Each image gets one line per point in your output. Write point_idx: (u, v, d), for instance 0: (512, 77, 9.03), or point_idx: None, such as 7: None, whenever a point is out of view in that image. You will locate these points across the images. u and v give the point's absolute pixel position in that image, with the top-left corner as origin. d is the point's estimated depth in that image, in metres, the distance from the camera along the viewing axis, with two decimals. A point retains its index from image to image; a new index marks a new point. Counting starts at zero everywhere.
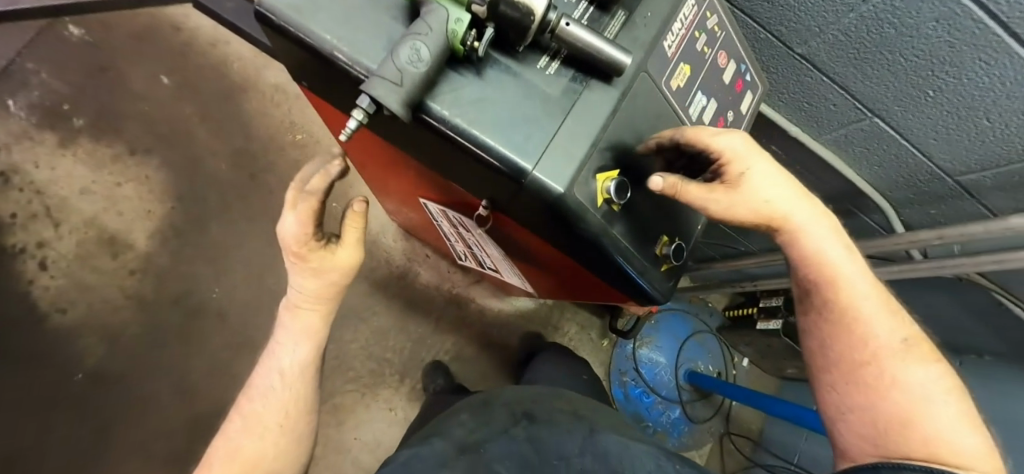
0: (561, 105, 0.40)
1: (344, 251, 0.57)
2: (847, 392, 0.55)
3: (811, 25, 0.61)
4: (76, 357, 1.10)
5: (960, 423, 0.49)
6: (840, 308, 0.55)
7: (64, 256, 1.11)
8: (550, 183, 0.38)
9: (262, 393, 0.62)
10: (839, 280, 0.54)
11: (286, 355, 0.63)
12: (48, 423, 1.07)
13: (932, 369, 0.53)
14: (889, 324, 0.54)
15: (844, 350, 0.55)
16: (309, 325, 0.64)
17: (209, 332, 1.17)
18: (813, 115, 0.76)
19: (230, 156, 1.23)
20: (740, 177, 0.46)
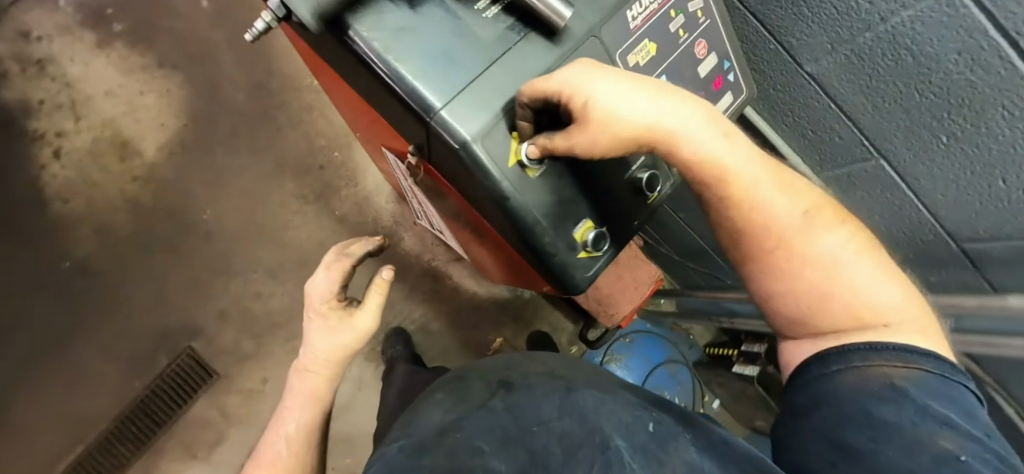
0: (490, 52, 0.39)
1: (362, 315, 0.77)
2: (767, 282, 0.48)
3: (823, 43, 0.56)
4: (67, 246, 1.15)
5: (871, 276, 0.46)
6: (739, 206, 0.46)
7: (78, 150, 1.17)
8: (456, 126, 0.37)
9: (268, 455, 0.67)
10: (728, 179, 0.44)
11: (294, 417, 0.72)
12: (31, 300, 1.13)
13: (841, 232, 0.47)
14: (786, 199, 0.47)
15: (750, 246, 0.47)
16: (315, 382, 0.75)
17: (190, 249, 1.20)
18: (818, 146, 0.69)
19: (247, 87, 1.24)
20: (587, 109, 0.35)
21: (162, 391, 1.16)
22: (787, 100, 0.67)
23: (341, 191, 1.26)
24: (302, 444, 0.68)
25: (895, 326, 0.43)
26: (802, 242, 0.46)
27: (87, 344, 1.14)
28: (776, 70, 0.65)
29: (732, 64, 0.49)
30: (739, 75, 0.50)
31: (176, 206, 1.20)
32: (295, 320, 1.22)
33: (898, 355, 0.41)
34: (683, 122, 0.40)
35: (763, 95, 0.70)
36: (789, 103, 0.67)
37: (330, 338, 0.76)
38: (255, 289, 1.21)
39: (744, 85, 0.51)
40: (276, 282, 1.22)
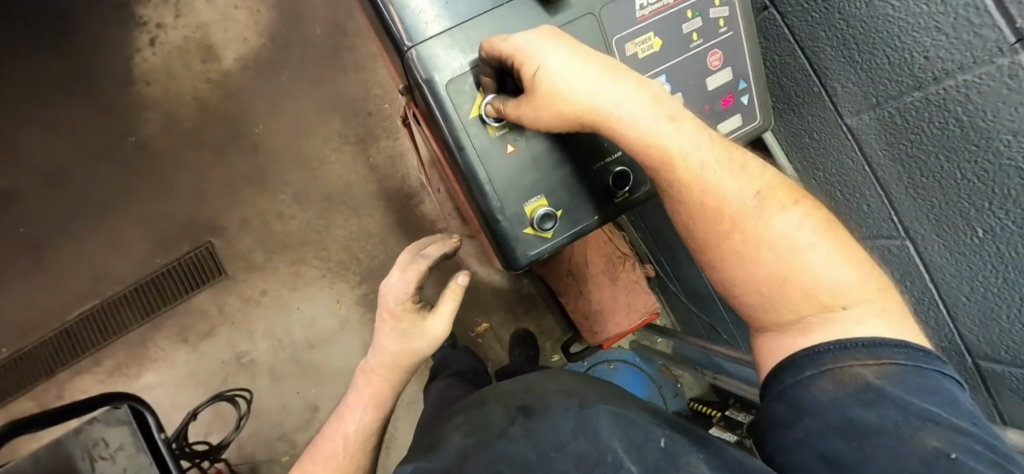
0: (482, 6, 0.42)
1: (436, 320, 0.67)
2: (723, 275, 0.44)
3: (868, 95, 0.50)
4: (137, 124, 1.28)
5: (832, 258, 0.41)
6: (688, 186, 0.42)
7: (170, 43, 1.29)
8: (428, 63, 0.41)
9: (322, 456, 0.62)
10: (675, 156, 0.42)
11: (353, 416, 0.65)
12: (94, 161, 1.26)
13: (796, 210, 0.42)
14: (735, 175, 0.43)
15: (702, 232, 0.43)
16: (382, 384, 0.67)
17: (234, 156, 1.28)
18: (845, 208, 0.63)
19: (326, 24, 1.31)
20: (533, 76, 0.37)
21: (174, 275, 1.24)
22: (822, 152, 0.61)
23: (381, 141, 1.30)
24: (357, 447, 0.63)
25: (855, 309, 0.39)
26: (759, 220, 0.41)
27: (127, 214, 1.26)
28: (815, 116, 0.59)
29: (750, 86, 0.47)
30: (755, 99, 0.47)
31: (234, 114, 1.29)
32: (304, 247, 1.28)
33: (869, 350, 0.37)
34: (627, 87, 0.40)
35: (799, 141, 0.65)
36: (823, 155, 0.61)
37: (403, 341, 0.67)
38: (279, 209, 1.28)
39: (761, 112, 0.48)
40: (299, 208, 1.28)
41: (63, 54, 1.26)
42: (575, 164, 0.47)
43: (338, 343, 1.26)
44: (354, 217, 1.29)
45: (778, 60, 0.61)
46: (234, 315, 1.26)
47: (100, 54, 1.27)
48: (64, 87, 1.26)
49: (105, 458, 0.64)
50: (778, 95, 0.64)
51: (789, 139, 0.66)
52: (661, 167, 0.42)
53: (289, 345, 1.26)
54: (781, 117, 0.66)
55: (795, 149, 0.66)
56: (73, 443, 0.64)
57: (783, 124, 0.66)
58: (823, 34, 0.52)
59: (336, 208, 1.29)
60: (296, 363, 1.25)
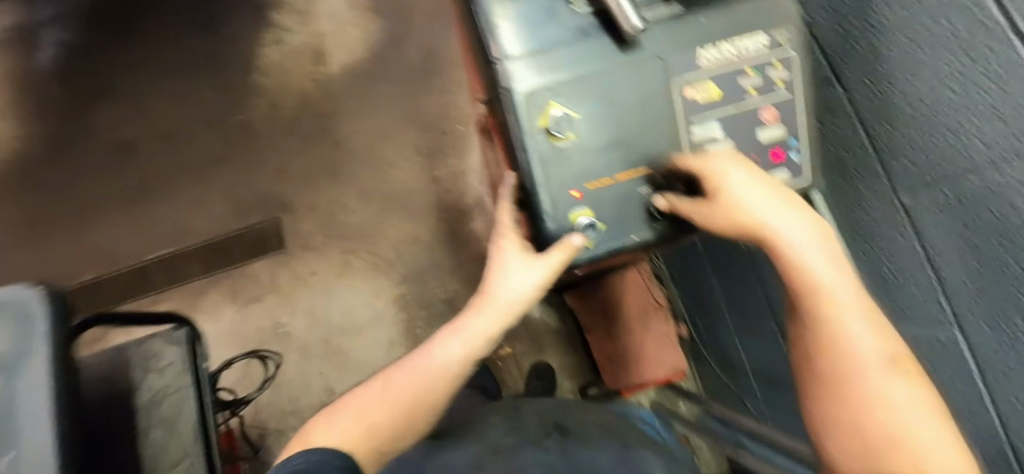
0: (567, 35, 0.46)
1: (540, 266, 0.49)
2: (827, 409, 0.40)
3: (923, 178, 0.48)
4: (246, 106, 1.46)
5: (939, 436, 0.35)
6: (811, 316, 0.41)
7: (291, 45, 1.49)
8: (508, 75, 0.45)
9: (400, 379, 0.48)
10: (816, 285, 0.40)
11: (444, 345, 0.50)
12: (205, 131, 1.45)
13: (915, 389, 0.37)
14: (870, 328, 0.40)
15: (820, 367, 0.40)
16: (487, 320, 0.50)
17: (318, 147, 1.42)
18: (895, 288, 0.58)
19: (423, 49, 1.46)
20: (716, 191, 0.42)
21: (242, 240, 1.37)
22: (875, 230, 0.58)
23: (448, 158, 1.40)
24: (439, 391, 0.47)
25: None
26: (810, 281, 0.41)
27: (218, 179, 1.41)
28: (870, 192, 0.57)
29: (800, 143, 0.49)
30: (804, 157, 0.50)
31: (327, 111, 1.45)
32: (359, 240, 1.37)
33: None
34: (788, 218, 0.42)
35: (851, 216, 0.62)
36: (875, 234, 0.58)
37: (520, 276, 0.50)
38: (345, 201, 1.39)
39: (809, 170, 0.50)
40: (362, 203, 1.39)
41: (207, 40, 1.49)
42: (625, 184, 0.48)
43: (367, 335, 1.32)
44: (409, 221, 1.37)
45: (838, 131, 0.59)
46: (282, 288, 1.35)
47: (234, 44, 1.49)
48: (199, 66, 1.49)
49: (154, 370, 0.66)
50: (835, 166, 0.63)
51: (841, 213, 0.64)
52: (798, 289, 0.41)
53: (323, 327, 1.32)
54: (836, 189, 0.63)
55: (846, 224, 0.63)
56: (132, 349, 0.67)
57: (837, 196, 0.64)
58: (882, 112, 0.51)
59: (395, 210, 1.38)
60: (325, 345, 1.31)
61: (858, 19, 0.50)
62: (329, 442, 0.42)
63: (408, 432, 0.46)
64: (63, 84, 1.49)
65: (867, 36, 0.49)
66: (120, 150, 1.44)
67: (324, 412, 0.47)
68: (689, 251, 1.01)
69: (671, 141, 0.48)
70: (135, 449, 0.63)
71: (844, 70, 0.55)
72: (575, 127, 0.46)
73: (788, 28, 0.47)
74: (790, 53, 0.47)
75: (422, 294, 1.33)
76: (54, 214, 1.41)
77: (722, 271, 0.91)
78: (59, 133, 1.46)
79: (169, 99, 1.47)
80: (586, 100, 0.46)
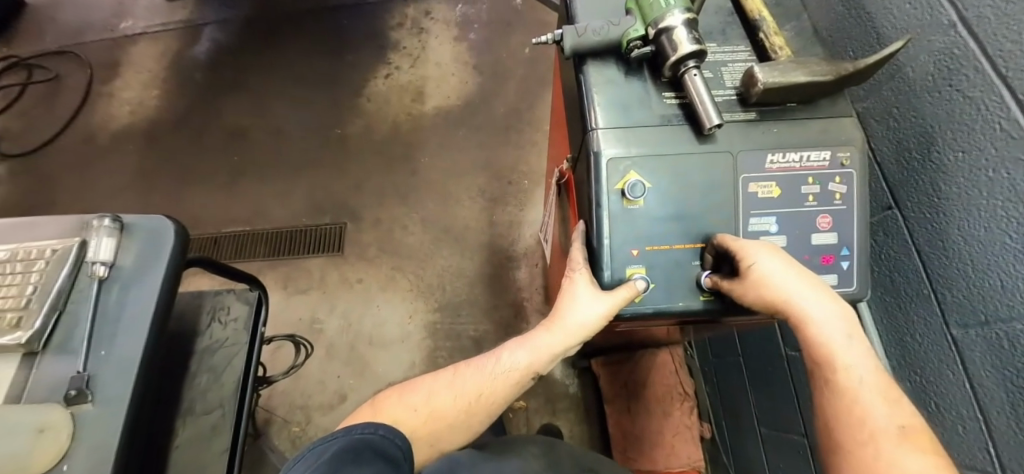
0: (654, 119, 0.53)
1: (590, 308, 0.51)
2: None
3: (976, 313, 0.49)
4: (346, 123, 1.65)
5: None
6: (834, 387, 0.44)
7: (398, 81, 1.70)
8: (599, 141, 0.52)
9: (465, 376, 0.55)
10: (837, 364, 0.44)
11: (509, 354, 0.55)
12: (307, 136, 1.64)
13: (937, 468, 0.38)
14: (891, 403, 0.42)
15: (839, 435, 0.43)
16: (552, 341, 0.53)
17: (397, 171, 1.56)
18: (941, 424, 0.56)
19: (509, 108, 1.62)
20: (748, 270, 0.46)
21: (308, 235, 1.50)
22: (925, 358, 0.59)
23: (509, 206, 1.48)
24: (496, 395, 0.54)
25: None
26: (835, 354, 0.44)
27: (304, 178, 1.57)
28: (922, 320, 0.58)
29: (852, 254, 0.53)
30: (855, 268, 0.53)
31: (412, 141, 1.60)
32: (408, 260, 1.44)
33: None
34: (817, 302, 0.45)
35: (902, 340, 0.62)
36: (924, 362, 0.59)
37: (586, 306, 0.51)
38: (406, 222, 1.49)
39: (859, 281, 0.53)
40: (421, 228, 1.47)
41: (331, 65, 1.76)
42: (681, 252, 0.53)
43: (391, 352, 1.33)
44: (459, 254, 1.43)
45: (894, 256, 0.62)
46: (329, 287, 1.43)
47: (352, 72, 1.73)
48: (319, 83, 1.73)
49: (221, 320, 0.75)
50: (888, 289, 0.64)
51: (891, 335, 0.64)
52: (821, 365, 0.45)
53: (354, 333, 1.36)
54: (888, 311, 0.65)
55: (895, 347, 0.64)
56: (209, 298, 0.77)
57: (888, 319, 0.65)
58: (941, 245, 0.54)
59: (448, 241, 1.45)
60: (351, 351, 1.34)
61: (921, 157, 0.54)
62: (399, 419, 0.52)
63: (466, 425, 0.53)
64: (210, 76, 1.78)
65: (929, 174, 0.53)
66: (234, 136, 1.67)
67: (399, 388, 0.56)
68: (727, 345, 1.00)
69: (729, 225, 0.53)
70: (185, 386, 0.70)
71: (905, 201, 0.58)
72: (646, 195, 0.52)
73: (851, 150, 0.52)
74: (850, 171, 0.52)
75: (453, 326, 1.35)
76: (165, 176, 1.62)
77: (755, 372, 0.90)
78: (193, 112, 1.72)
79: (286, 105, 1.70)
80: (659, 173, 0.52)
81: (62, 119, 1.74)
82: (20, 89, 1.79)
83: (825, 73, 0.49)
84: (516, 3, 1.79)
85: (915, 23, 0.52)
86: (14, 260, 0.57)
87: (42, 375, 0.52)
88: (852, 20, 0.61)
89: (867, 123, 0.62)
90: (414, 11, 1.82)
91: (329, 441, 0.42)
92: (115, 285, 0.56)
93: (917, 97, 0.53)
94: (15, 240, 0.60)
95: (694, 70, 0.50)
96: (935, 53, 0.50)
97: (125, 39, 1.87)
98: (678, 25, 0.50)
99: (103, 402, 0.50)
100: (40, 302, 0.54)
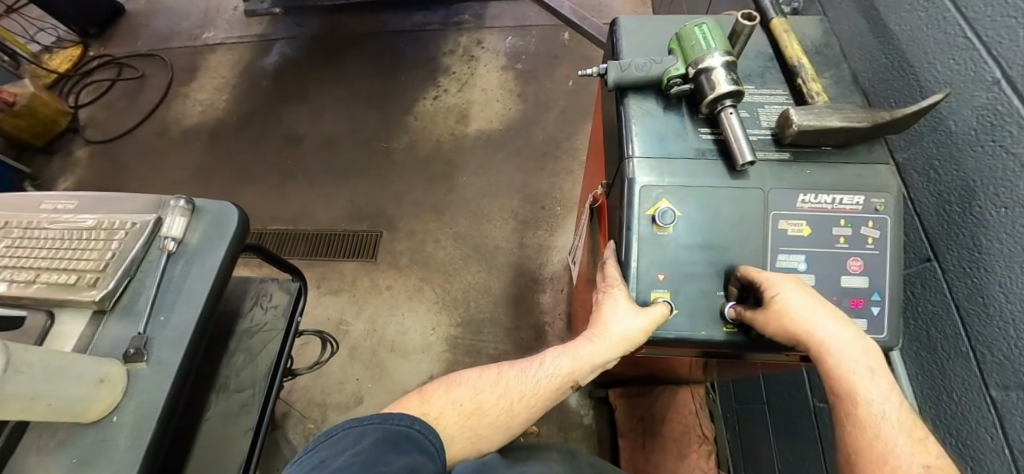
0: (689, 152, 0.56)
1: (632, 320, 0.52)
2: None
3: (1018, 374, 0.47)
4: (393, 137, 1.74)
5: None
6: (855, 419, 0.44)
7: (445, 103, 1.79)
8: (633, 168, 0.55)
9: (507, 377, 0.57)
10: (858, 396, 0.44)
11: (552, 361, 0.56)
12: (355, 148, 1.74)
13: None
14: (916, 445, 0.41)
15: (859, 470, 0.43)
16: (593, 352, 0.54)
17: (435, 187, 1.63)
18: None
19: (548, 136, 1.67)
20: (771, 300, 0.48)
21: (345, 240, 1.56)
22: (961, 421, 0.54)
23: (540, 230, 1.51)
24: (537, 399, 0.55)
25: None
26: (856, 388, 0.44)
27: (348, 186, 1.66)
28: (961, 380, 0.55)
29: (883, 300, 0.52)
30: (886, 315, 0.52)
31: (453, 160, 1.67)
32: (437, 274, 1.48)
33: None
34: (838, 336, 0.46)
35: (936, 400, 0.58)
36: (959, 424, 0.55)
37: (626, 321, 0.52)
38: (439, 237, 1.53)
39: (890, 328, 0.52)
40: (453, 243, 1.52)
41: (384, 83, 1.87)
42: (707, 281, 0.54)
43: (411, 361, 1.36)
44: (486, 273, 1.46)
45: (930, 310, 0.59)
46: (359, 290, 1.48)
47: (403, 92, 1.84)
48: (372, 99, 1.84)
49: (263, 305, 0.82)
50: (923, 344, 0.61)
51: (925, 395, 0.60)
52: (843, 396, 0.45)
53: (377, 338, 1.40)
54: (922, 368, 0.61)
55: (930, 408, 0.59)
56: (255, 284, 0.84)
57: (922, 376, 0.61)
58: (981, 301, 0.51)
59: (478, 259, 1.49)
60: (372, 355, 1.38)
61: (963, 210, 0.53)
62: (444, 411, 0.54)
63: (507, 426, 0.55)
64: (275, 85, 1.92)
65: (970, 227, 0.52)
66: (289, 141, 1.78)
67: (443, 381, 0.58)
68: (753, 391, 0.97)
69: (757, 260, 0.54)
70: (224, 362, 0.76)
71: (946, 254, 0.56)
72: (676, 223, 0.54)
73: (886, 196, 0.52)
74: (883, 217, 0.52)
75: (473, 342, 1.37)
76: (223, 172, 1.74)
77: (779, 419, 0.88)
78: (256, 117, 1.86)
79: (340, 117, 1.81)
80: (689, 203, 0.54)
81: (141, 113, 1.91)
82: (109, 85, 1.99)
83: (861, 120, 0.51)
84: (564, 38, 1.87)
85: (958, 78, 0.53)
86: (99, 228, 0.65)
87: (106, 333, 0.59)
88: (894, 73, 0.62)
89: (907, 174, 0.62)
90: (466, 40, 1.93)
91: (366, 426, 0.45)
92: (180, 260, 0.64)
93: (959, 151, 0.53)
94: (100, 211, 0.69)
95: (730, 109, 0.53)
96: (978, 109, 0.50)
97: (205, 47, 2.05)
98: (717, 66, 0.53)
99: (156, 364, 0.57)
100: (115, 267, 0.61)
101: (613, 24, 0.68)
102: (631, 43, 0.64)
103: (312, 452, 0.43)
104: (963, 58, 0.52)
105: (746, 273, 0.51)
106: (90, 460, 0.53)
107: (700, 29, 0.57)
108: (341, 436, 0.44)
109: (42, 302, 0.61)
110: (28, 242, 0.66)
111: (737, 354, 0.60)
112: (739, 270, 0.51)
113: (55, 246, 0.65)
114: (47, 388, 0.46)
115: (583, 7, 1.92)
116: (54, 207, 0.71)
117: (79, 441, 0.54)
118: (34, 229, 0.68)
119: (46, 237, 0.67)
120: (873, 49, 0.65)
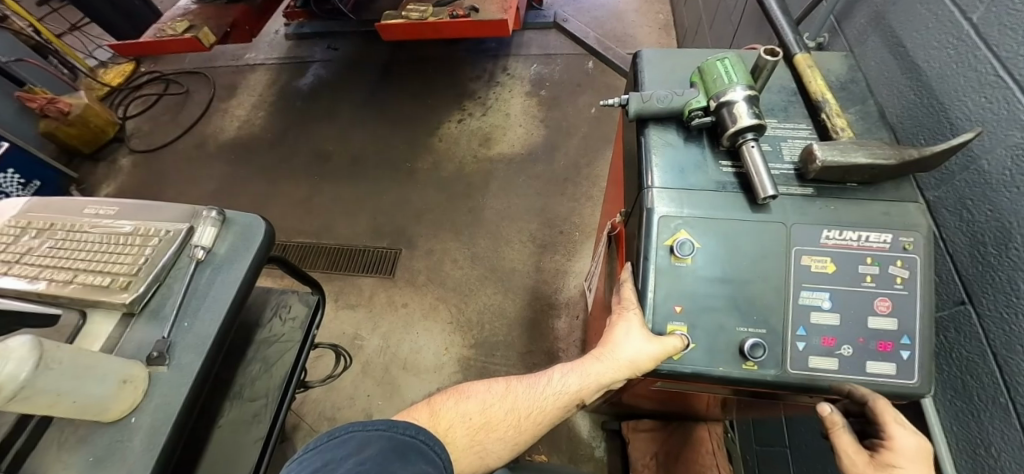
0: (710, 184, 0.56)
1: (641, 342, 0.51)
2: None
3: None
4: (418, 157, 1.79)
5: None
6: None
7: (470, 126, 1.83)
8: (654, 197, 0.55)
9: (516, 391, 0.57)
10: None
11: (560, 378, 0.56)
12: (380, 166, 1.79)
13: None
14: None
15: None
16: (602, 371, 0.54)
17: (456, 208, 1.65)
18: None
19: (569, 161, 1.69)
20: (887, 463, 0.46)
21: (365, 255, 1.59)
22: None
23: (557, 255, 1.51)
24: (545, 416, 0.55)
25: None
26: None
27: (371, 203, 1.70)
28: (999, 434, 0.51)
29: (913, 344, 0.50)
30: (918, 360, 0.50)
31: (474, 182, 1.69)
32: (453, 294, 1.48)
33: None
34: None
35: (973, 455, 0.54)
36: None
37: (636, 343, 0.51)
38: (456, 257, 1.55)
39: (920, 374, 0.50)
40: (469, 264, 1.53)
41: (412, 105, 1.93)
42: (726, 316, 0.53)
43: (422, 379, 1.35)
44: (501, 293, 1.46)
45: (964, 357, 0.56)
46: (375, 306, 1.49)
47: (430, 114, 1.90)
48: (399, 121, 1.90)
49: (282, 317, 0.83)
50: (958, 392, 0.57)
51: (958, 446, 0.56)
52: None
53: (390, 355, 1.40)
54: (956, 416, 0.57)
55: (966, 462, 0.55)
56: (275, 295, 0.86)
57: (958, 428, 0.56)
58: (1021, 349, 0.49)
59: (493, 280, 1.49)
60: (384, 372, 1.38)
61: (999, 252, 0.51)
62: (453, 425, 0.54)
63: (515, 443, 0.54)
64: (308, 104, 2.01)
65: (1007, 271, 0.50)
66: (319, 158, 1.85)
67: (453, 391, 0.58)
68: (774, 433, 0.93)
69: (777, 296, 0.53)
70: (239, 369, 0.78)
71: (981, 298, 0.54)
72: (694, 254, 0.53)
73: (915, 235, 0.51)
74: (912, 256, 0.51)
75: (486, 364, 1.35)
76: (253, 185, 1.81)
77: (804, 465, 0.83)
78: (288, 134, 1.93)
79: (367, 136, 1.88)
80: (706, 233, 0.54)
81: (182, 126, 2.01)
82: (156, 99, 2.11)
83: (888, 157, 0.51)
84: (588, 67, 1.90)
85: (990, 117, 0.52)
86: (135, 234, 0.69)
87: (132, 335, 0.61)
88: (922, 110, 0.61)
89: (937, 213, 0.59)
90: (492, 66, 1.98)
91: (370, 432, 0.45)
92: (207, 268, 0.66)
93: (995, 191, 0.52)
94: (138, 218, 0.72)
95: (752, 143, 0.53)
96: (1013, 148, 0.49)
97: (246, 67, 2.17)
98: (739, 100, 0.53)
99: (176, 367, 0.59)
100: (146, 272, 0.64)
101: (635, 57, 0.69)
102: (653, 75, 0.66)
103: (314, 453, 0.43)
104: (996, 97, 0.51)
105: (881, 413, 0.47)
106: (105, 460, 0.54)
107: (722, 64, 0.57)
108: (343, 440, 0.44)
109: (76, 302, 0.64)
110: (69, 244, 0.70)
111: (759, 392, 0.58)
112: (874, 402, 0.48)
113: (93, 249, 0.68)
114: (73, 385, 0.48)
115: (608, 38, 1.97)
116: (96, 212, 0.75)
117: (97, 440, 0.55)
118: (76, 232, 0.72)
119: (85, 240, 0.70)
120: (899, 85, 0.64)
